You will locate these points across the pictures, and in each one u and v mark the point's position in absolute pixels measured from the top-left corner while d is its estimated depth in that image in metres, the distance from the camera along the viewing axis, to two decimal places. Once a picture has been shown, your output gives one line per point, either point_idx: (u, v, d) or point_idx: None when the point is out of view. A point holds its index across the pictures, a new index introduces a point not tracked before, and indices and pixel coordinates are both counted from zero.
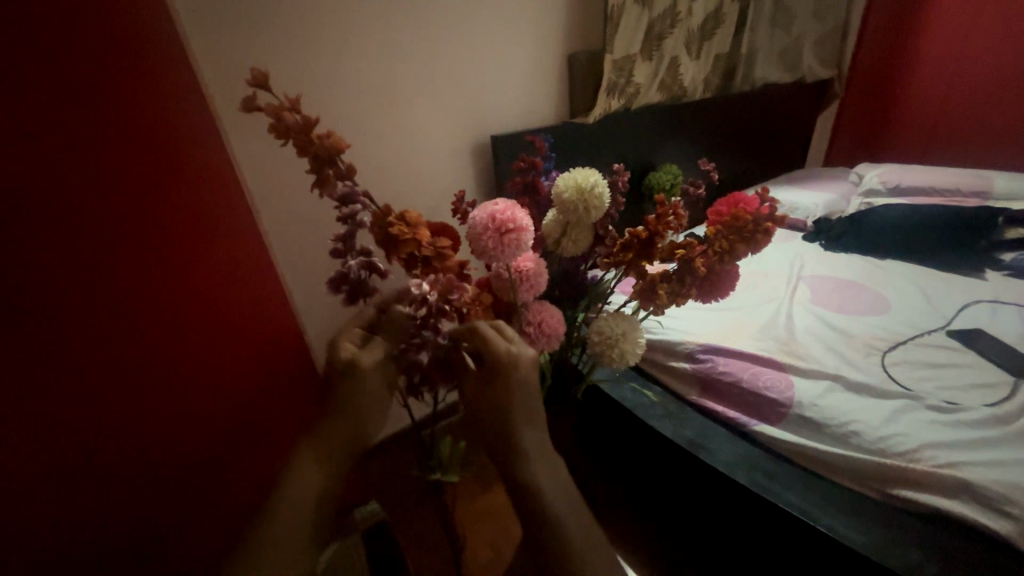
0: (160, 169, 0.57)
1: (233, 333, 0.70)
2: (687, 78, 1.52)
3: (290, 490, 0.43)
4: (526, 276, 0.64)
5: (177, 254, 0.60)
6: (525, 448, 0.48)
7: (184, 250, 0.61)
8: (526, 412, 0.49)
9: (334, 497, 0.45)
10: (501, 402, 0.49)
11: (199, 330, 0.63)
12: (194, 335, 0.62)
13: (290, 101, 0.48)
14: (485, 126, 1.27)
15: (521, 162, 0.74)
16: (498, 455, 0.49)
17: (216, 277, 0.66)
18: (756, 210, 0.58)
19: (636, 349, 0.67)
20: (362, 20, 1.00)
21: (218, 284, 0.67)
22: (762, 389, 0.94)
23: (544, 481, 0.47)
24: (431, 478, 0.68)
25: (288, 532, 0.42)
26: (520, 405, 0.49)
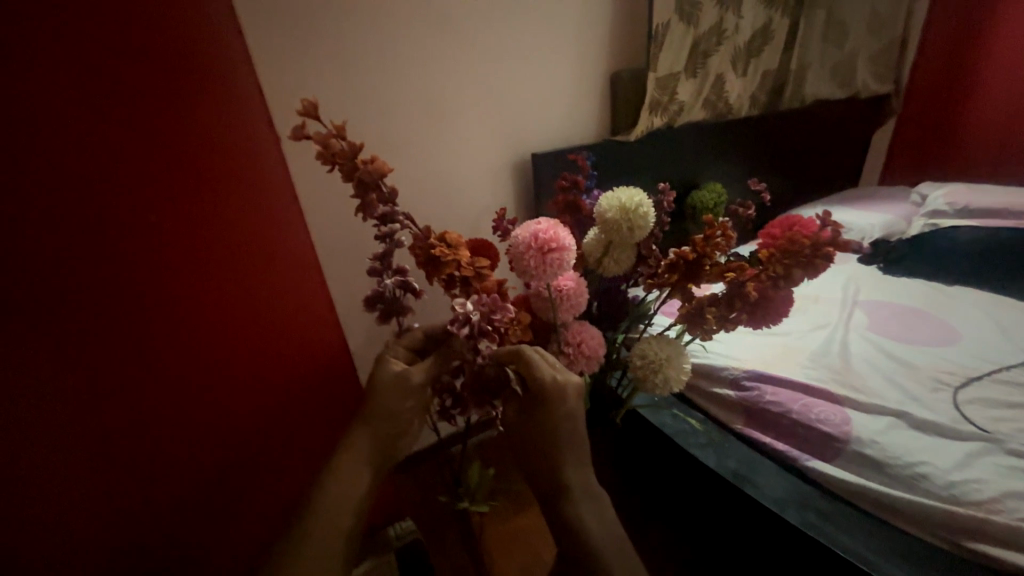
0: None
1: None
2: (733, 95, 1.48)
3: (330, 494, 0.45)
4: (566, 296, 0.63)
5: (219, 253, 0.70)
6: (570, 479, 0.48)
7: None
8: (572, 442, 0.49)
9: (369, 500, 0.48)
10: (549, 433, 0.49)
11: None
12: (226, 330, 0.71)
13: (336, 128, 0.50)
14: (526, 144, 1.29)
15: (565, 181, 0.74)
16: (543, 485, 0.49)
17: None
18: (814, 234, 0.54)
19: (680, 374, 0.65)
20: (410, 45, 1.05)
21: None
22: (813, 422, 0.88)
23: (589, 517, 0.47)
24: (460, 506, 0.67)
25: (331, 536, 0.44)
26: (568, 437, 0.49)
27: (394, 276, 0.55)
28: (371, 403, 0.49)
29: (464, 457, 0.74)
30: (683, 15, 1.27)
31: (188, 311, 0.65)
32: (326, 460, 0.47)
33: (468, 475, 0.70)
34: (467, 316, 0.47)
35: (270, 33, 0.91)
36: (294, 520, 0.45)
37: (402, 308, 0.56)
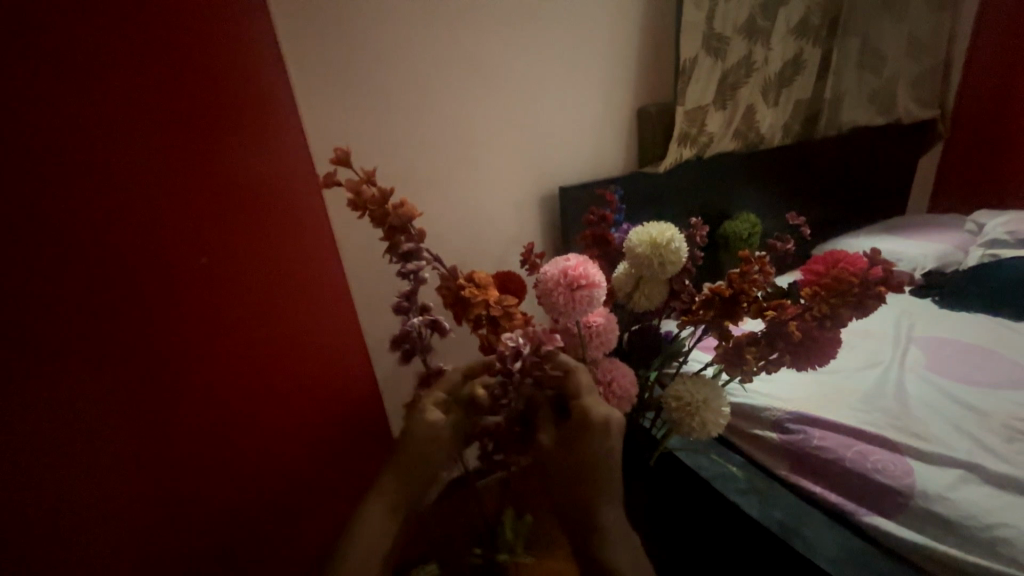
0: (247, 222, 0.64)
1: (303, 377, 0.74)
2: (764, 125, 1.46)
3: (360, 539, 0.45)
4: (596, 333, 0.62)
5: (270, 296, 0.68)
6: (602, 523, 0.46)
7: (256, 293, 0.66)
8: (605, 481, 0.47)
9: (395, 544, 0.46)
10: (581, 470, 0.47)
11: (268, 363, 0.70)
12: (272, 368, 0.70)
13: (367, 175, 0.52)
14: (554, 178, 1.31)
15: (592, 216, 0.74)
16: (572, 527, 0.48)
17: (296, 322, 0.71)
18: (862, 270, 0.51)
19: (718, 418, 0.62)
20: (442, 89, 1.11)
21: (297, 330, 0.71)
22: (869, 472, 0.82)
23: (620, 560, 0.46)
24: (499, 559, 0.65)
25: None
26: (599, 475, 0.47)
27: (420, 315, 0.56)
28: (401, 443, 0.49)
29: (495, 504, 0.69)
30: (710, 49, 1.28)
31: (237, 351, 0.66)
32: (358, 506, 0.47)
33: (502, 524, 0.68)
34: (518, 349, 0.47)
35: (314, 84, 0.98)
36: (325, 563, 0.44)
37: (425, 347, 0.57)
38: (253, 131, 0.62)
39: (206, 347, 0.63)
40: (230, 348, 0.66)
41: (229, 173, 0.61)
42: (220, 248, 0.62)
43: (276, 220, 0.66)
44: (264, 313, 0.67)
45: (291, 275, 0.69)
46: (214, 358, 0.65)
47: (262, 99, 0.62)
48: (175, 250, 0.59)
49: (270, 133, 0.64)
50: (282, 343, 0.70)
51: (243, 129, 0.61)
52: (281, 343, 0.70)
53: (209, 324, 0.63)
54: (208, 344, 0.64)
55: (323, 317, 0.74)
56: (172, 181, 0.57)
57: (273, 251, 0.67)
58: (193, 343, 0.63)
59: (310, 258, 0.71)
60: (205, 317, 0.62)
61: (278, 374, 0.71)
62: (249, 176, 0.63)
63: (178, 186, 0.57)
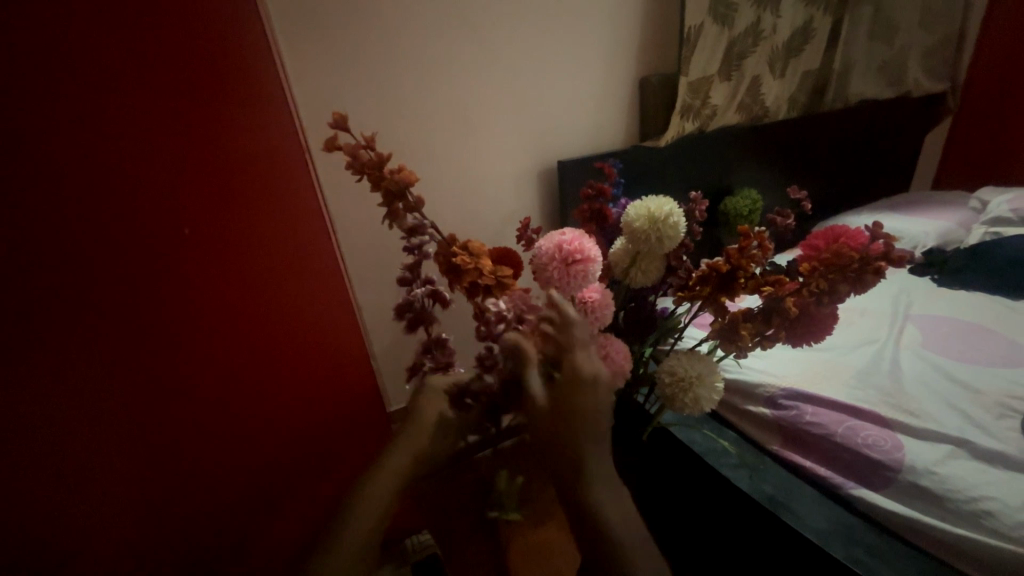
0: (233, 189, 0.58)
1: (302, 360, 0.71)
2: (770, 98, 1.42)
3: (358, 515, 0.42)
4: (590, 308, 0.58)
5: (261, 269, 0.63)
6: (591, 471, 0.43)
7: (250, 268, 0.61)
8: (593, 430, 0.43)
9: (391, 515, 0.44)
10: (566, 418, 0.43)
11: (263, 347, 0.66)
12: (268, 351, 0.66)
13: (366, 139, 0.49)
14: (553, 152, 1.28)
15: (590, 189, 0.72)
16: (562, 480, 0.44)
17: (288, 302, 0.67)
18: (863, 246, 0.50)
19: (712, 393, 0.62)
20: (439, 55, 1.07)
21: (288, 309, 0.67)
22: (860, 447, 0.83)
23: (610, 512, 0.43)
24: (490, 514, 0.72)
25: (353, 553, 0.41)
26: (587, 427, 0.43)
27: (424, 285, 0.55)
28: (398, 430, 0.49)
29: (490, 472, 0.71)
30: (716, 16, 1.23)
31: (232, 333, 0.62)
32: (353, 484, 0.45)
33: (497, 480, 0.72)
34: (501, 314, 0.51)
35: (305, 50, 0.95)
36: (319, 542, 0.42)
37: (429, 317, 0.56)
38: (238, 94, 0.57)
39: (201, 332, 0.58)
40: (227, 329, 0.61)
41: (216, 138, 0.55)
42: (210, 222, 0.56)
43: (265, 193, 0.61)
44: (251, 290, 0.62)
45: (281, 253, 0.65)
46: (212, 344, 0.60)
47: (249, 69, 0.58)
48: (161, 223, 0.52)
49: (254, 99, 0.58)
50: (276, 324, 0.66)
51: (229, 90, 0.55)
52: (275, 325, 0.66)
53: (201, 304, 0.58)
54: (204, 328, 0.58)
55: (314, 293, 0.70)
56: (155, 146, 0.50)
57: (264, 226, 0.62)
58: (189, 328, 0.57)
59: (301, 234, 0.67)
60: (198, 296, 0.57)
61: (275, 357, 0.67)
62: (237, 143, 0.57)
63: (164, 153, 0.51)
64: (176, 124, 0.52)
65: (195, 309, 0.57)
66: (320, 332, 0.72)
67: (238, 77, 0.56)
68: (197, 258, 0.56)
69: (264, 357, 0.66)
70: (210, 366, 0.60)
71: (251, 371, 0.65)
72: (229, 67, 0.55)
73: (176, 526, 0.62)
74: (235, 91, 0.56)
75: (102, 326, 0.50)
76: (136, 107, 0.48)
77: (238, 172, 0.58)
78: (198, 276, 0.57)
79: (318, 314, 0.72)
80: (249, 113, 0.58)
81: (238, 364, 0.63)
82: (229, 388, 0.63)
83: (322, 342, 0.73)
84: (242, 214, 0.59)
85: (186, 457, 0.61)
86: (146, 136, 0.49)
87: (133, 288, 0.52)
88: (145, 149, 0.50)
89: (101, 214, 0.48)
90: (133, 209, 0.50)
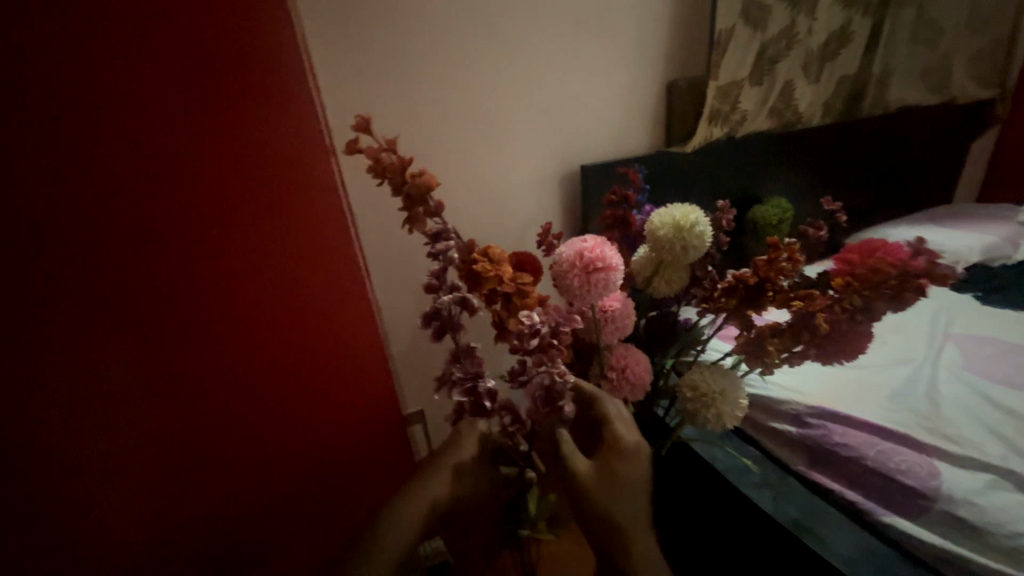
0: (246, 181, 0.56)
1: (311, 368, 0.68)
2: (803, 103, 1.38)
3: (386, 526, 0.45)
4: (611, 317, 0.61)
5: (270, 268, 0.60)
6: (616, 511, 0.48)
7: (259, 266, 0.60)
8: (626, 488, 0.49)
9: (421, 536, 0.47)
10: (602, 474, 0.50)
11: (270, 348, 0.64)
12: (278, 354, 0.65)
13: (388, 142, 0.49)
14: (575, 156, 1.27)
15: (614, 195, 0.71)
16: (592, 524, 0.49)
17: (298, 306, 0.64)
18: (902, 262, 0.48)
19: (735, 410, 0.60)
20: (462, 58, 1.07)
21: (297, 314, 0.64)
22: (892, 472, 0.79)
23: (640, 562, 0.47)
24: (522, 535, 0.59)
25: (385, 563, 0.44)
26: (620, 484, 0.49)
27: (452, 291, 0.52)
28: (429, 462, 0.51)
29: (522, 486, 0.60)
30: (750, 18, 1.20)
31: (238, 329, 0.61)
32: (385, 504, 0.47)
33: (527, 499, 0.60)
34: (536, 328, 0.48)
35: (330, 51, 0.96)
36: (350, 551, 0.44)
37: (457, 325, 0.52)
38: (257, 85, 0.53)
39: (212, 328, 0.59)
40: (232, 325, 0.60)
41: (233, 131, 0.53)
42: (224, 218, 0.56)
43: (277, 188, 0.57)
44: (256, 289, 0.60)
45: (300, 267, 0.62)
46: (219, 336, 0.60)
47: (281, 75, 0.53)
48: (174, 214, 0.53)
49: (283, 106, 0.55)
50: (292, 334, 0.65)
51: (242, 73, 0.52)
52: (285, 328, 0.64)
53: (207, 296, 0.58)
54: (217, 328, 0.60)
55: (327, 302, 0.65)
56: (167, 138, 0.51)
57: (283, 239, 0.60)
58: (196, 319, 0.58)
59: (317, 235, 0.61)
60: (206, 290, 0.57)
61: (289, 364, 0.66)
62: (261, 153, 0.55)
63: (185, 159, 0.52)
64: (189, 111, 0.51)
65: (203, 299, 0.58)
66: (334, 342, 0.68)
67: (264, 82, 0.53)
68: (202, 250, 0.56)
69: (272, 357, 0.65)
70: (220, 361, 0.61)
71: (263, 375, 0.65)
72: (244, 44, 0.51)
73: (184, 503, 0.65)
74: (252, 73, 0.52)
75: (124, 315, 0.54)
76: (156, 112, 0.50)
77: (251, 163, 0.55)
78: (205, 269, 0.57)
79: (331, 327, 0.67)
80: (264, 99, 0.53)
81: (251, 366, 0.64)
82: (249, 384, 0.65)
83: (336, 352, 0.69)
84: (252, 211, 0.57)
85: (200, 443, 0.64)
86: (171, 134, 0.51)
87: (153, 284, 0.54)
88: (159, 139, 0.50)
89: (127, 213, 0.51)
90: (154, 211, 0.52)
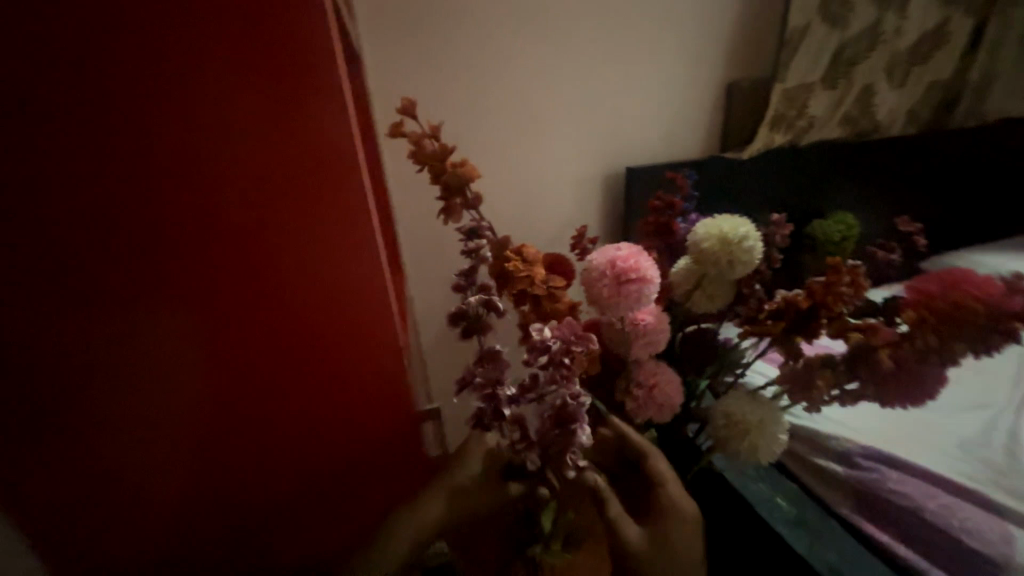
0: (251, 180, 0.42)
1: (319, 421, 0.54)
2: (881, 110, 1.26)
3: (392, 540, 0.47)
4: (642, 332, 0.57)
5: (281, 294, 0.47)
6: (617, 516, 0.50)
7: (266, 289, 0.46)
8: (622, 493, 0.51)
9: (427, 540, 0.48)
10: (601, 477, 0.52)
11: (272, 392, 0.51)
12: (281, 400, 0.51)
13: (432, 130, 0.49)
14: (623, 156, 1.22)
15: (658, 200, 0.67)
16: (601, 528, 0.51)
17: (310, 343, 0.50)
18: (992, 300, 0.42)
19: (772, 445, 0.55)
20: (514, 49, 1.06)
21: (311, 353, 0.50)
22: (956, 532, 0.70)
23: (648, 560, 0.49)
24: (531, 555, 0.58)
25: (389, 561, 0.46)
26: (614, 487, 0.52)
27: (478, 292, 0.49)
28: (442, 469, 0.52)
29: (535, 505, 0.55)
30: (828, 16, 1.12)
31: (234, 366, 0.48)
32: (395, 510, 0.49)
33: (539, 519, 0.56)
34: (546, 343, 0.43)
35: (383, 39, 0.97)
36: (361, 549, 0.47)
37: (484, 327, 0.49)
38: (275, 56, 0.40)
39: (199, 361, 0.47)
40: (226, 359, 0.48)
41: (240, 115, 0.40)
42: (223, 226, 0.43)
43: (292, 192, 0.44)
44: (261, 319, 0.47)
45: (340, 302, 0.49)
46: (206, 370, 0.47)
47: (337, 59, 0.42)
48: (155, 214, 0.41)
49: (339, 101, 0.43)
50: (328, 379, 0.52)
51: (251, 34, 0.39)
52: (293, 369, 0.50)
53: (193, 321, 0.45)
54: (211, 366, 0.47)
55: (346, 342, 0.51)
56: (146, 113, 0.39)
57: (322, 264, 0.47)
58: (177, 349, 0.45)
59: (340, 256, 0.47)
60: (192, 315, 0.45)
61: (317, 411, 0.53)
62: (304, 154, 0.43)
63: (216, 162, 0.41)
64: (176, 79, 0.38)
65: (186, 324, 0.45)
66: (353, 392, 0.54)
67: (315, 62, 0.40)
68: (191, 264, 0.43)
69: (272, 403, 0.51)
70: (204, 403, 0.49)
71: (278, 424, 0.52)
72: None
73: (181, 557, 0.54)
74: (264, 35, 0.39)
75: (124, 333, 0.43)
76: (183, 95, 0.39)
77: (259, 157, 0.42)
78: (188, 287, 0.44)
79: (352, 372, 0.53)
80: (279, 72, 0.40)
81: (246, 412, 0.50)
82: None
83: (353, 404, 0.54)
84: (258, 219, 0.44)
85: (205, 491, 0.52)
86: None
87: (164, 306, 0.44)
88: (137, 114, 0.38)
89: (139, 221, 0.41)
90: (177, 221, 0.42)
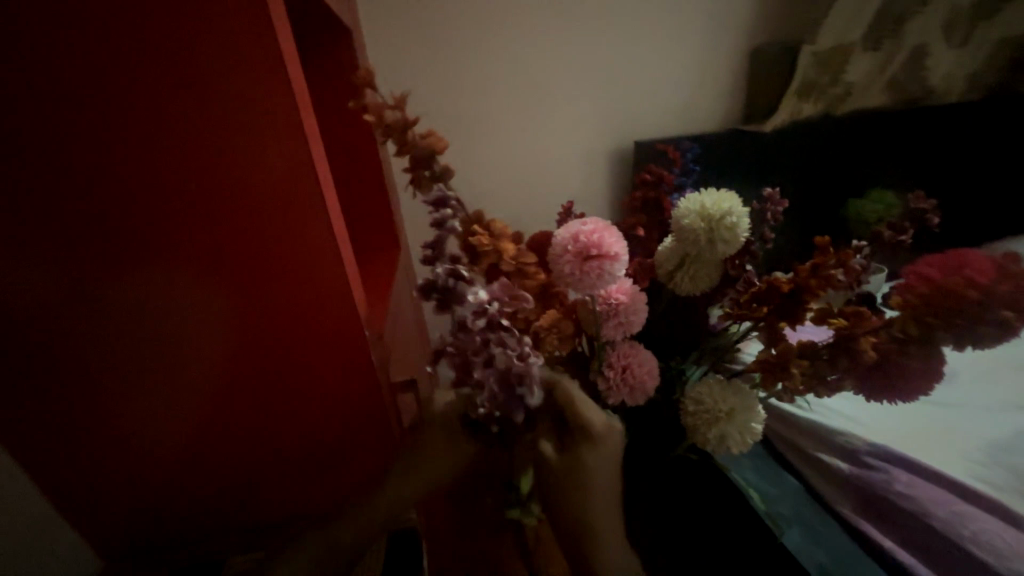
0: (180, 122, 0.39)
1: (278, 384, 0.52)
2: (936, 74, 1.12)
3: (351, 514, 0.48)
4: (614, 310, 0.55)
5: (221, 247, 0.44)
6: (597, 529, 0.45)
7: (205, 242, 0.44)
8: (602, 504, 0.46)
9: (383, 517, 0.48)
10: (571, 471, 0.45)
11: (224, 351, 0.49)
12: (235, 360, 0.50)
13: (395, 100, 0.47)
14: (635, 129, 1.15)
15: (647, 174, 0.63)
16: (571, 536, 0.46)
17: (257, 301, 0.47)
18: (989, 285, 0.37)
19: (744, 436, 0.52)
20: (518, 15, 1.02)
21: (259, 313, 0.47)
22: (961, 540, 0.64)
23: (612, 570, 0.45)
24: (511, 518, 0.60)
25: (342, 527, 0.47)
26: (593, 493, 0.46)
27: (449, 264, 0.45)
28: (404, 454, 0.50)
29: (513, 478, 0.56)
30: None
31: (182, 319, 0.46)
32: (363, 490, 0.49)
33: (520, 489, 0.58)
34: (482, 304, 0.41)
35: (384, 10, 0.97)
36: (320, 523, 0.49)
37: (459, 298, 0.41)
38: None
39: (148, 314, 0.46)
40: (174, 314, 0.46)
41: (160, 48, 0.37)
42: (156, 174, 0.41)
43: (223, 134, 0.40)
44: (204, 272, 0.45)
45: (313, 268, 0.46)
46: (155, 325, 0.47)
47: (275, 16, 0.38)
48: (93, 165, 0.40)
49: (287, 63, 0.39)
50: (300, 347, 0.50)
51: None
52: (243, 328, 0.48)
53: (137, 273, 0.44)
54: (159, 321, 0.46)
55: (297, 302, 0.47)
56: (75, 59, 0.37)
57: (288, 225, 0.44)
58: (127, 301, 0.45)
59: (280, 209, 0.43)
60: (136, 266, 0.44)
61: (273, 378, 0.51)
62: (262, 126, 0.40)
63: (184, 146, 0.40)
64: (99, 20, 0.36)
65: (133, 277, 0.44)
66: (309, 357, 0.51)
67: None
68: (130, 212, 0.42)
69: (227, 363, 0.50)
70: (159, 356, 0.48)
71: (286, 401, 0.53)
72: None
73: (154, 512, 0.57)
74: None
75: (75, 295, 0.44)
76: (113, 49, 0.37)
77: (185, 95, 0.39)
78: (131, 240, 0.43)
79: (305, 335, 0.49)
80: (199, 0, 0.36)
81: (201, 369, 0.50)
82: None
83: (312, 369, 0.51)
84: (191, 164, 0.41)
85: (184, 461, 0.54)
86: None
87: (128, 277, 0.44)
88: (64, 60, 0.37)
89: (109, 202, 0.41)
90: (122, 175, 0.40)
